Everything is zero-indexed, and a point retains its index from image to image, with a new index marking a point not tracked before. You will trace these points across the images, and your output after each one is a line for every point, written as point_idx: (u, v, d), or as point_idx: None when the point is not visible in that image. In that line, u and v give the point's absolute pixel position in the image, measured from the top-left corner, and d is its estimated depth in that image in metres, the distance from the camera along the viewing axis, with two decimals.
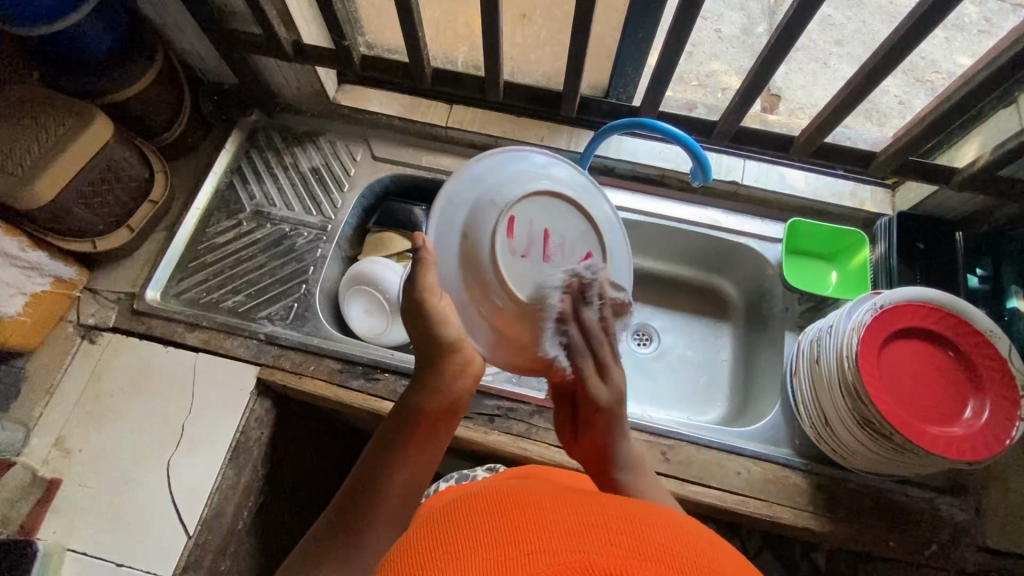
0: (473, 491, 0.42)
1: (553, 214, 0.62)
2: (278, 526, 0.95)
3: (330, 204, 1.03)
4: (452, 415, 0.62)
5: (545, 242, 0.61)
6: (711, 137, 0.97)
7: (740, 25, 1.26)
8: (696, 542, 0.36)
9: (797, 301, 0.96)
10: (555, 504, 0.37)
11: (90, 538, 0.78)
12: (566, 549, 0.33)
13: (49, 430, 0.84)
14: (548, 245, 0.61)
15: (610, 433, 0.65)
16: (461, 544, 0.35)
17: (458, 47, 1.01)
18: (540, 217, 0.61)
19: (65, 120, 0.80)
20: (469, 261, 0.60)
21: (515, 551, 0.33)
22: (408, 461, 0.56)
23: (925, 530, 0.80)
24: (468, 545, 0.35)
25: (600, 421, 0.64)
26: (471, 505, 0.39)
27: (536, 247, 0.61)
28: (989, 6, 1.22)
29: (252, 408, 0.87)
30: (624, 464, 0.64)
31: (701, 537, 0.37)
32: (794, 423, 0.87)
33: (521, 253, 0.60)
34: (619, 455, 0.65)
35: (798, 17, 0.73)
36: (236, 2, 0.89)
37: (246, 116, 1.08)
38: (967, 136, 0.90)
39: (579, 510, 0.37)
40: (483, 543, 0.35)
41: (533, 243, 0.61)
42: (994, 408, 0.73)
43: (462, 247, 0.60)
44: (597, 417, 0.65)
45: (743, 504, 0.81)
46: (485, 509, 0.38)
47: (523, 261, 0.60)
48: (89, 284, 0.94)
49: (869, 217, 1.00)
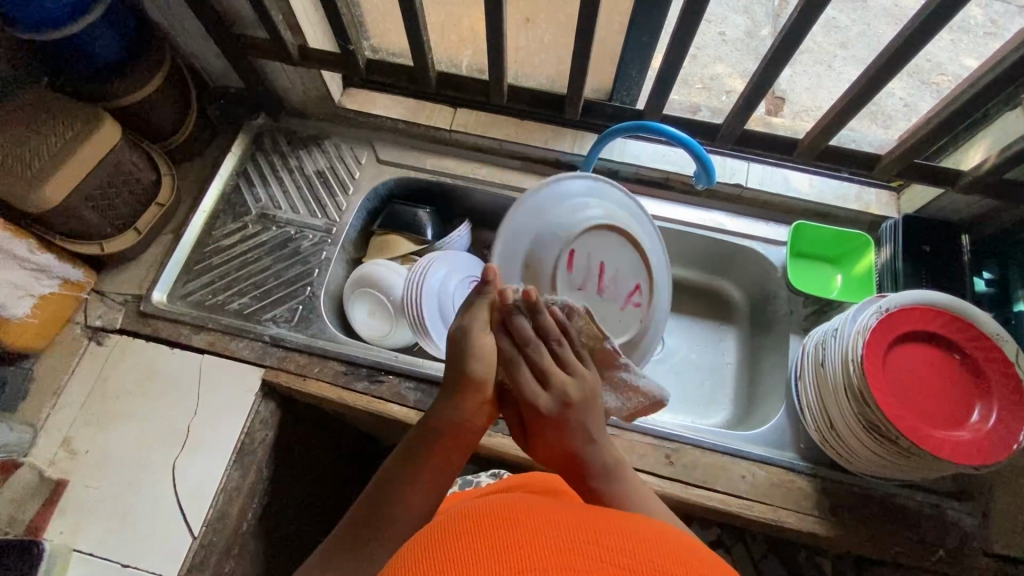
0: (463, 509, 0.42)
1: (612, 251, 0.75)
2: (282, 528, 0.95)
3: (335, 207, 1.04)
4: (463, 448, 0.61)
5: (602, 277, 0.75)
6: (715, 140, 0.96)
7: (743, 28, 1.25)
8: (689, 562, 0.36)
9: (802, 304, 0.96)
10: (549, 522, 0.37)
11: (97, 538, 0.79)
12: (556, 568, 0.33)
13: (56, 431, 0.84)
14: (630, 292, 0.77)
15: (567, 443, 0.61)
16: (450, 560, 0.35)
17: (462, 50, 1.02)
18: (601, 254, 0.75)
19: (74, 123, 0.81)
20: (617, 245, 0.75)
21: (507, 568, 0.33)
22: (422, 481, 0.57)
23: (932, 536, 0.80)
24: (459, 561, 0.35)
25: (553, 429, 0.62)
26: (463, 521, 0.39)
27: (592, 280, 0.74)
28: (994, 8, 1.22)
29: (257, 410, 0.87)
30: (596, 470, 0.60)
31: (694, 556, 0.37)
32: (799, 427, 0.87)
33: (578, 287, 0.73)
34: (589, 459, 0.60)
35: (803, 18, 0.72)
36: (242, 7, 0.90)
37: (252, 119, 1.09)
38: (975, 138, 0.89)
39: (571, 530, 0.37)
40: (471, 561, 0.35)
41: (592, 280, 0.74)
42: (1000, 412, 0.72)
43: None
44: (546, 422, 0.63)
45: (747, 509, 0.81)
46: (475, 527, 0.38)
47: (581, 295, 0.74)
48: (96, 286, 0.95)
49: (875, 219, 1.00)
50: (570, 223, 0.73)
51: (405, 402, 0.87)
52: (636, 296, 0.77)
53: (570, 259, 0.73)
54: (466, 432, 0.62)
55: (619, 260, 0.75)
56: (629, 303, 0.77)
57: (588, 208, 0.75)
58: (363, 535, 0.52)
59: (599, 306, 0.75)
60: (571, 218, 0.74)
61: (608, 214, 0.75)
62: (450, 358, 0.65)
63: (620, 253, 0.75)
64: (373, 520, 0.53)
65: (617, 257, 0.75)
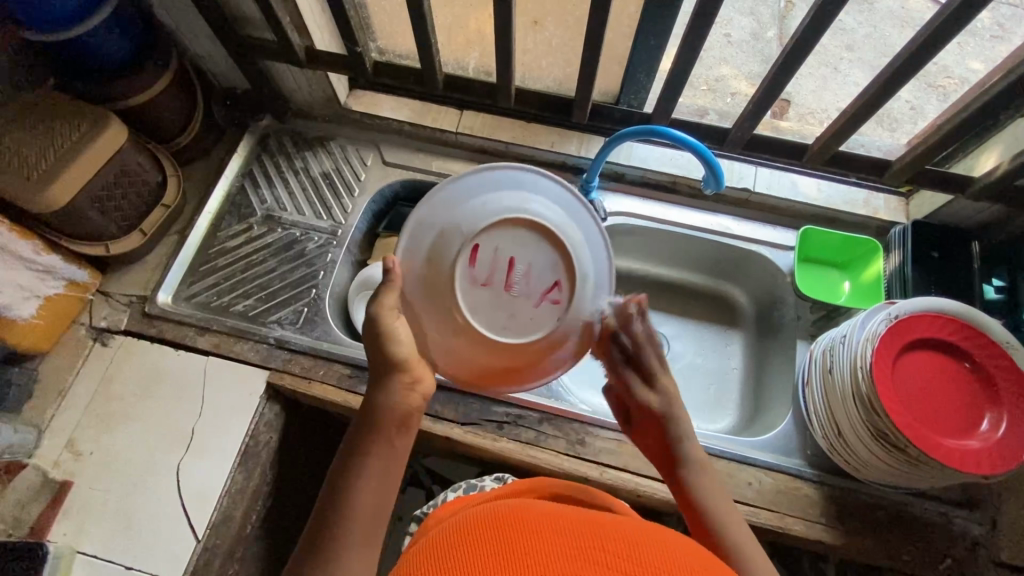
0: (474, 513, 0.41)
1: (523, 240, 0.55)
2: (286, 530, 0.95)
3: (340, 209, 1.03)
4: (409, 429, 0.58)
5: (510, 271, 0.54)
6: (723, 145, 0.96)
7: (749, 30, 1.25)
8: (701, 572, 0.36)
9: (809, 310, 0.96)
10: (561, 527, 0.37)
11: (101, 540, 0.79)
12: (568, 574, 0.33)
13: (60, 432, 0.84)
14: (549, 293, 0.55)
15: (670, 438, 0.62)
16: (461, 565, 0.35)
17: (469, 53, 1.02)
18: (509, 245, 0.54)
19: (81, 125, 0.81)
20: (526, 231, 0.54)
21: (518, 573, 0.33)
22: (371, 475, 0.54)
23: (939, 545, 0.79)
24: (470, 566, 0.35)
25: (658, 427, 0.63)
26: (474, 525, 0.39)
27: (498, 275, 0.55)
28: (1002, 12, 1.21)
29: (262, 413, 0.87)
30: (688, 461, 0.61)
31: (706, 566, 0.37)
32: (806, 433, 0.86)
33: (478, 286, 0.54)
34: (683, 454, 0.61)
35: (815, 24, 0.72)
36: (250, 8, 0.90)
37: (257, 120, 1.09)
38: (986, 144, 0.88)
39: (582, 537, 0.36)
40: (482, 566, 0.34)
41: (499, 275, 0.54)
42: (1010, 422, 0.71)
43: (422, 273, 0.56)
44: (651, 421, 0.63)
45: (754, 516, 0.80)
46: (486, 531, 0.37)
47: (485, 294, 0.54)
48: (101, 287, 0.95)
49: (883, 225, 1.00)
50: (460, 215, 0.55)
51: None
52: (556, 293, 0.55)
53: (474, 254, 0.54)
54: (409, 412, 0.58)
55: (534, 251, 0.55)
56: (545, 301, 0.55)
57: (497, 186, 0.56)
58: (322, 552, 0.50)
59: (509, 307, 0.55)
60: (466, 204, 0.55)
61: (524, 193, 0.56)
62: (371, 345, 0.59)
63: (533, 242, 0.55)
64: (327, 526, 0.51)
65: (528, 248, 0.54)
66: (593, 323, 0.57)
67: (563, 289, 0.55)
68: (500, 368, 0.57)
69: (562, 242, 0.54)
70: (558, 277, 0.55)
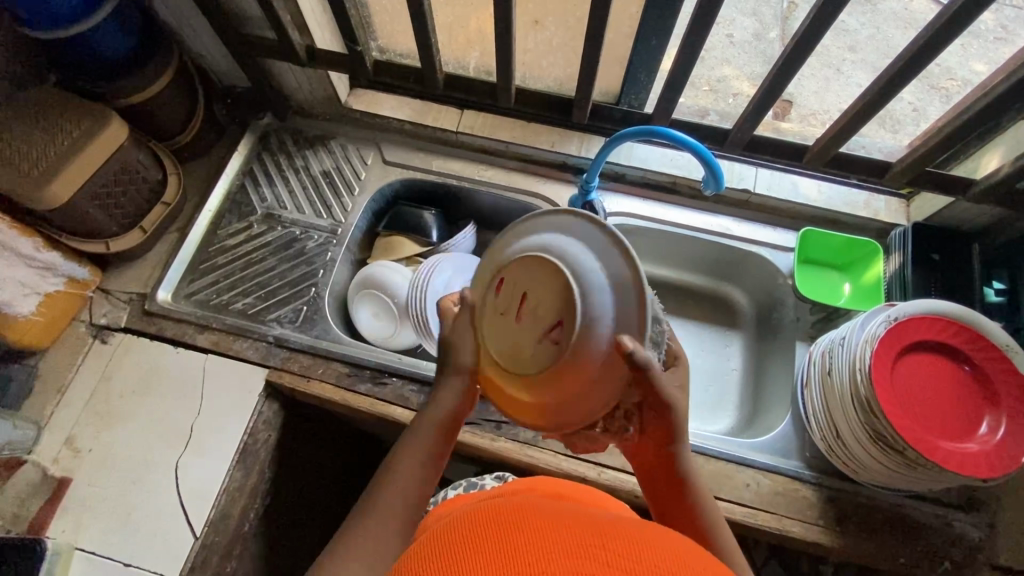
0: (474, 510, 0.41)
1: (538, 275, 0.52)
2: (283, 529, 0.95)
3: (340, 207, 1.03)
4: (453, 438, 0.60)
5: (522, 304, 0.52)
6: (724, 146, 0.96)
7: (752, 30, 1.24)
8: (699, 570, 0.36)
9: (809, 311, 0.95)
10: (560, 524, 0.37)
11: (99, 537, 0.79)
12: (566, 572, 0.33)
13: (59, 429, 0.85)
14: (554, 331, 0.50)
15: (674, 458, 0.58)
16: (461, 563, 0.35)
17: (470, 52, 1.02)
18: (526, 280, 0.52)
19: (82, 122, 0.81)
20: (540, 266, 0.51)
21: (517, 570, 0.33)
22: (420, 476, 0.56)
23: (937, 547, 0.79)
24: (469, 564, 0.35)
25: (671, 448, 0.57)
26: (474, 523, 0.39)
27: (513, 306, 0.53)
28: (1005, 13, 1.21)
29: (260, 411, 0.87)
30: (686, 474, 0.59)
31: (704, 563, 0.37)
32: (805, 435, 0.86)
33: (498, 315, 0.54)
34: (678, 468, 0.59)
35: (815, 25, 0.72)
36: (250, 7, 0.90)
37: (259, 119, 1.09)
38: (987, 146, 0.88)
39: (582, 534, 0.36)
40: (482, 563, 0.34)
41: (513, 307, 0.53)
42: (1009, 426, 0.71)
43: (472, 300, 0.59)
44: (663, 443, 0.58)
45: (752, 517, 0.80)
46: (485, 529, 0.37)
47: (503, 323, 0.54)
48: (101, 284, 0.95)
49: (884, 227, 0.99)
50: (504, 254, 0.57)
51: (408, 405, 0.86)
52: (557, 333, 0.49)
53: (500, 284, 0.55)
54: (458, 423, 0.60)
55: (545, 288, 0.51)
56: (548, 339, 0.50)
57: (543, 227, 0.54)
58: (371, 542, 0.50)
59: (518, 341, 0.52)
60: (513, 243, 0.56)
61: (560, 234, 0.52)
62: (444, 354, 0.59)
63: (546, 279, 0.51)
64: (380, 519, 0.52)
65: (540, 284, 0.51)
66: (600, 374, 0.48)
67: (565, 331, 0.49)
68: (513, 398, 0.54)
69: (567, 278, 0.49)
70: (561, 316, 0.49)
